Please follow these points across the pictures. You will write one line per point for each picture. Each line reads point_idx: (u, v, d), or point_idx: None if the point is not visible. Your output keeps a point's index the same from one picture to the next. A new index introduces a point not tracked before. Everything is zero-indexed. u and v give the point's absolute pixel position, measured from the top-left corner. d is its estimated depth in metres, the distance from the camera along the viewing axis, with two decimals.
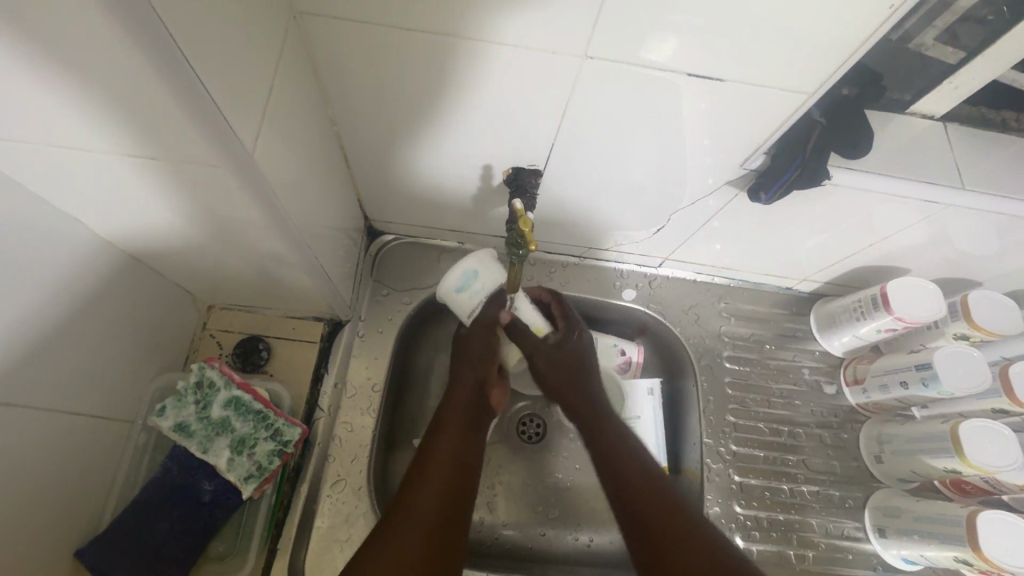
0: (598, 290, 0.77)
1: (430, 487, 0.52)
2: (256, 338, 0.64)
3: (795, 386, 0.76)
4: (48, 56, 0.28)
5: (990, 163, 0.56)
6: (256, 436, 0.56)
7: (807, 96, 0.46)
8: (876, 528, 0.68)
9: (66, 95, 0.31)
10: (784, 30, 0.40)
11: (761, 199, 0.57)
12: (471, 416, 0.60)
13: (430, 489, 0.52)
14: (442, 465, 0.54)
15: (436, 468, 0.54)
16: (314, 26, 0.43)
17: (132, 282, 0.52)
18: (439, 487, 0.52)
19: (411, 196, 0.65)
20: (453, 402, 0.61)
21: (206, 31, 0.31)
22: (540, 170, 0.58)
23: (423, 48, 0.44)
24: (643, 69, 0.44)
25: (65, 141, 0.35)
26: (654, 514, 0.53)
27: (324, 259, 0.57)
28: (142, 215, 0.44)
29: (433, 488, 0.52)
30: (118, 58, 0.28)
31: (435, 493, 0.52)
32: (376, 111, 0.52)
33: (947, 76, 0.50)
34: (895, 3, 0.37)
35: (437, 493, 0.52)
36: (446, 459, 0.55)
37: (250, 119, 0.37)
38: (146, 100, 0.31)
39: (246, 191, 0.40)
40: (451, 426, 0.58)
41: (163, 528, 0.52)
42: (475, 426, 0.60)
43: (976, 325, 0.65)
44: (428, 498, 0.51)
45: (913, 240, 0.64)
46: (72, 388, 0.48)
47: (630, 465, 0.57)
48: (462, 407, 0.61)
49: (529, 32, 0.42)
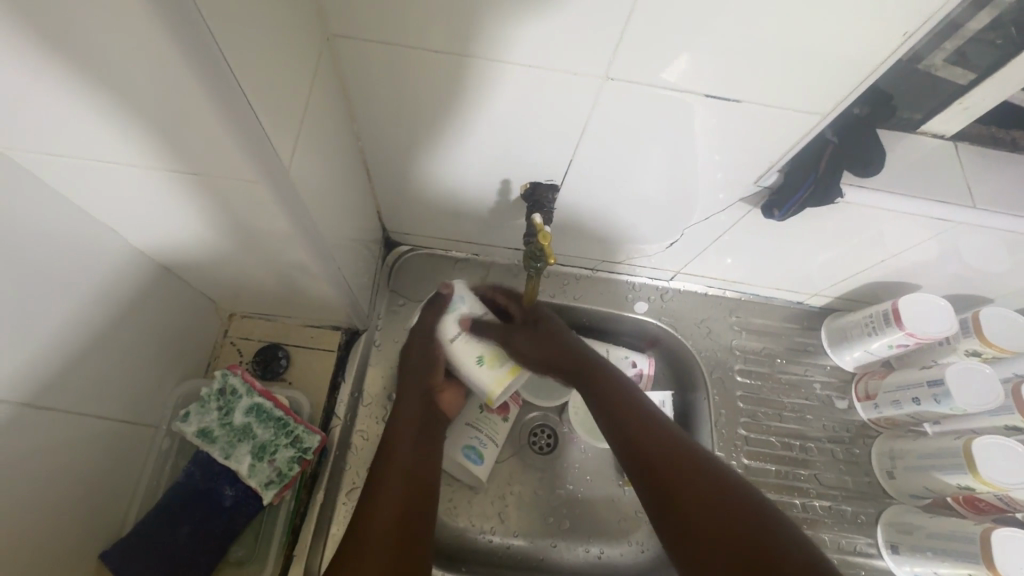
0: (610, 303, 0.78)
1: (387, 506, 0.54)
2: (275, 347, 0.65)
3: (806, 401, 0.76)
4: (105, 76, 0.30)
5: (1001, 181, 0.56)
6: (276, 443, 0.57)
7: (822, 116, 0.47)
8: (888, 544, 0.68)
9: (117, 111, 0.32)
10: (802, 53, 0.41)
11: (774, 216, 0.58)
12: (420, 432, 0.62)
13: (387, 505, 0.55)
14: (397, 482, 0.56)
15: (391, 485, 0.56)
16: (345, 47, 0.44)
17: (161, 289, 0.53)
18: (395, 502, 0.55)
19: (430, 209, 0.67)
20: (403, 416, 0.62)
21: (251, 53, 0.32)
22: (556, 185, 0.60)
23: (449, 68, 0.46)
24: (662, 90, 0.46)
25: (110, 155, 0.36)
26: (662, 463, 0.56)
27: (346, 270, 0.58)
28: (176, 226, 0.46)
29: (386, 504, 0.55)
30: (171, 79, 0.30)
31: (395, 509, 0.55)
32: (400, 127, 0.53)
33: (958, 98, 0.52)
34: (908, 30, 0.39)
35: (395, 509, 0.55)
36: (399, 477, 0.57)
37: (286, 136, 0.38)
38: (196, 119, 0.33)
39: (278, 204, 0.41)
40: (397, 443, 0.60)
41: (184, 533, 0.53)
42: (427, 438, 0.62)
43: (988, 342, 0.65)
44: (387, 516, 0.54)
45: (926, 256, 0.64)
46: (102, 393, 0.49)
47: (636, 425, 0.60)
48: (408, 421, 0.62)
49: (552, 51, 0.43)
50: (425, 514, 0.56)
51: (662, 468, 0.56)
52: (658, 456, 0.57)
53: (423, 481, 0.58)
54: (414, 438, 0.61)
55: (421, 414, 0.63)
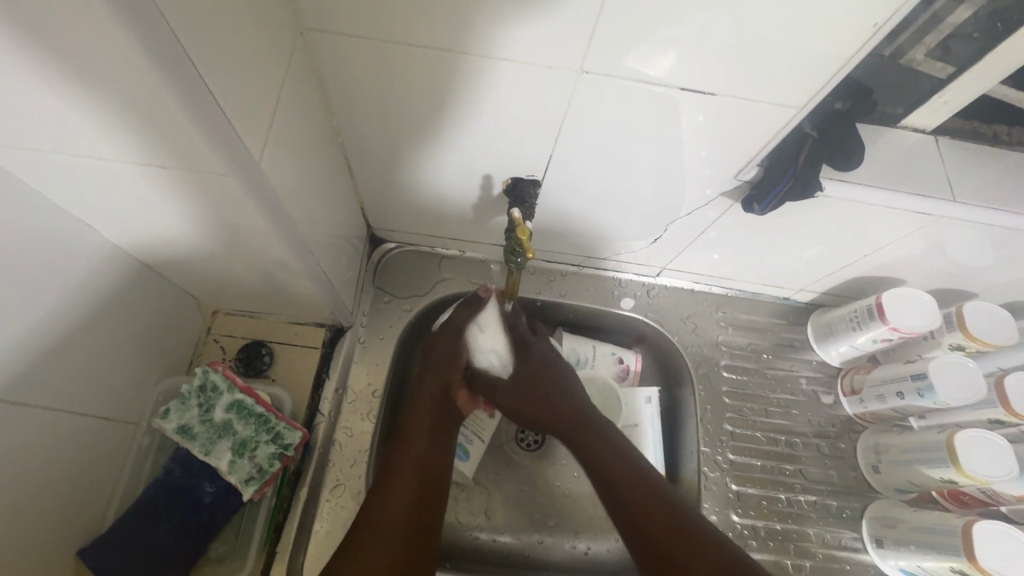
0: (597, 299, 0.77)
1: (401, 498, 0.54)
2: (258, 344, 0.65)
3: (792, 396, 0.76)
4: (70, 70, 0.30)
5: (980, 174, 0.57)
6: (257, 439, 0.57)
7: (798, 110, 0.47)
8: (873, 538, 0.68)
9: (85, 106, 0.32)
10: (775, 44, 0.41)
11: (755, 210, 0.58)
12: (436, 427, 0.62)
13: (401, 499, 0.54)
14: (410, 477, 0.56)
15: (406, 481, 0.56)
16: (320, 41, 0.44)
17: (141, 286, 0.53)
18: (411, 497, 0.55)
19: (413, 206, 0.67)
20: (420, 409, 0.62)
21: (218, 47, 0.32)
22: (538, 180, 0.59)
23: (426, 63, 0.45)
24: (637, 84, 0.46)
25: (81, 151, 0.36)
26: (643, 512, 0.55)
27: (327, 266, 0.58)
28: (152, 222, 0.45)
29: (400, 500, 0.54)
30: (133, 72, 0.30)
31: (404, 504, 0.54)
32: (379, 122, 0.53)
33: (938, 91, 0.52)
34: (879, 21, 0.39)
35: (408, 505, 0.54)
36: (415, 472, 0.57)
37: (258, 129, 0.38)
38: (163, 114, 0.33)
39: (252, 199, 0.41)
40: (416, 437, 0.60)
41: (164, 530, 0.53)
42: (442, 432, 0.62)
43: (970, 335, 0.65)
44: (399, 511, 0.53)
45: (908, 251, 0.64)
46: (81, 389, 0.49)
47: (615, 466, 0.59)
48: (426, 417, 0.62)
49: (528, 46, 0.43)
50: (434, 512, 0.56)
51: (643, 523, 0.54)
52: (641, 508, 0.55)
53: (438, 478, 0.58)
54: (431, 437, 0.61)
55: (438, 412, 0.63)
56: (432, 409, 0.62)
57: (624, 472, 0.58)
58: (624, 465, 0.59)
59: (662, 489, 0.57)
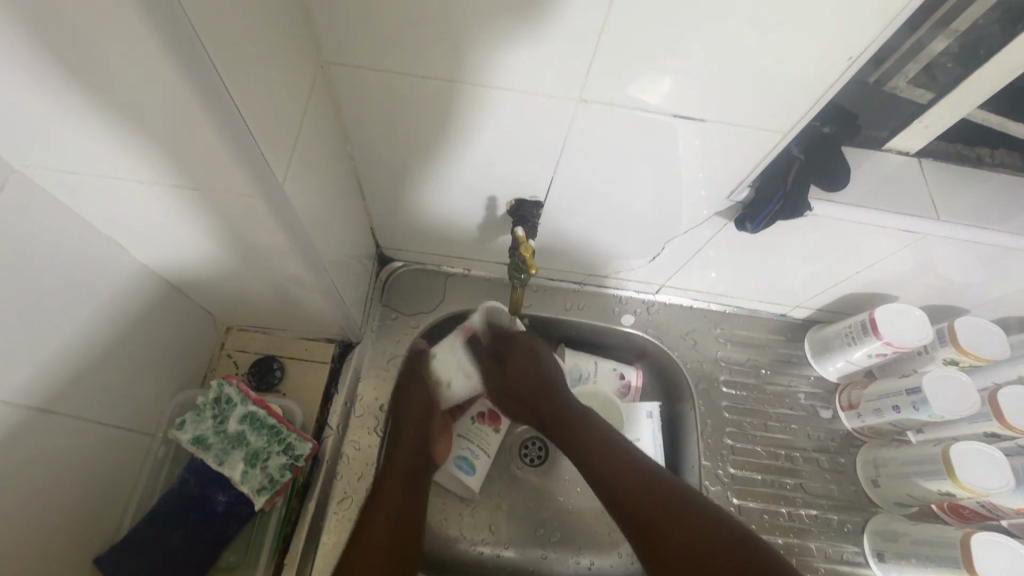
0: (599, 315, 0.80)
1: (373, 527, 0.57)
2: (271, 358, 0.67)
3: (791, 411, 0.78)
4: (116, 102, 0.33)
5: (963, 195, 0.59)
6: (269, 450, 0.59)
7: (784, 135, 0.50)
8: (874, 552, 0.69)
9: (126, 133, 0.35)
10: (762, 73, 0.44)
11: (748, 228, 0.60)
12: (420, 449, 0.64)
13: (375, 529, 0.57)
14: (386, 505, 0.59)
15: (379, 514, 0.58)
16: (338, 74, 0.48)
17: (163, 301, 0.56)
18: (383, 530, 0.57)
19: (421, 226, 0.69)
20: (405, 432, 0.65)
21: (251, 83, 0.36)
22: (541, 202, 0.62)
23: (434, 92, 0.49)
24: (633, 109, 0.49)
25: (119, 174, 0.39)
26: (626, 484, 0.58)
27: (339, 283, 0.61)
28: (177, 241, 0.48)
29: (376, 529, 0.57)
30: (179, 107, 0.33)
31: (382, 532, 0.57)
32: (390, 147, 0.56)
33: (918, 116, 0.55)
34: (854, 54, 0.42)
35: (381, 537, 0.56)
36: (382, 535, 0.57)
37: (281, 154, 0.41)
38: (200, 141, 0.36)
39: (273, 218, 0.44)
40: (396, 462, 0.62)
41: (177, 538, 0.54)
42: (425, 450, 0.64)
43: (963, 350, 0.67)
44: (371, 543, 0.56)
45: (900, 267, 0.66)
46: (103, 400, 0.51)
47: (600, 449, 0.61)
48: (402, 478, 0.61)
49: (529, 75, 0.46)
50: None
51: (632, 501, 0.57)
52: (627, 487, 0.58)
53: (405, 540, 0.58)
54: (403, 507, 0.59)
55: (410, 478, 0.62)
56: (407, 473, 0.62)
57: (624, 474, 0.59)
58: (604, 448, 0.61)
59: (658, 479, 0.58)
